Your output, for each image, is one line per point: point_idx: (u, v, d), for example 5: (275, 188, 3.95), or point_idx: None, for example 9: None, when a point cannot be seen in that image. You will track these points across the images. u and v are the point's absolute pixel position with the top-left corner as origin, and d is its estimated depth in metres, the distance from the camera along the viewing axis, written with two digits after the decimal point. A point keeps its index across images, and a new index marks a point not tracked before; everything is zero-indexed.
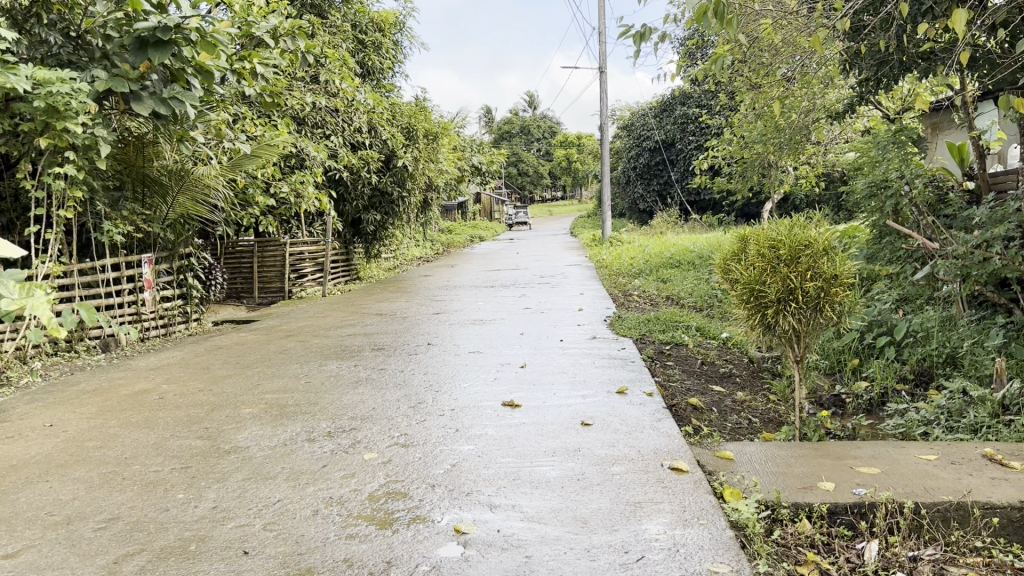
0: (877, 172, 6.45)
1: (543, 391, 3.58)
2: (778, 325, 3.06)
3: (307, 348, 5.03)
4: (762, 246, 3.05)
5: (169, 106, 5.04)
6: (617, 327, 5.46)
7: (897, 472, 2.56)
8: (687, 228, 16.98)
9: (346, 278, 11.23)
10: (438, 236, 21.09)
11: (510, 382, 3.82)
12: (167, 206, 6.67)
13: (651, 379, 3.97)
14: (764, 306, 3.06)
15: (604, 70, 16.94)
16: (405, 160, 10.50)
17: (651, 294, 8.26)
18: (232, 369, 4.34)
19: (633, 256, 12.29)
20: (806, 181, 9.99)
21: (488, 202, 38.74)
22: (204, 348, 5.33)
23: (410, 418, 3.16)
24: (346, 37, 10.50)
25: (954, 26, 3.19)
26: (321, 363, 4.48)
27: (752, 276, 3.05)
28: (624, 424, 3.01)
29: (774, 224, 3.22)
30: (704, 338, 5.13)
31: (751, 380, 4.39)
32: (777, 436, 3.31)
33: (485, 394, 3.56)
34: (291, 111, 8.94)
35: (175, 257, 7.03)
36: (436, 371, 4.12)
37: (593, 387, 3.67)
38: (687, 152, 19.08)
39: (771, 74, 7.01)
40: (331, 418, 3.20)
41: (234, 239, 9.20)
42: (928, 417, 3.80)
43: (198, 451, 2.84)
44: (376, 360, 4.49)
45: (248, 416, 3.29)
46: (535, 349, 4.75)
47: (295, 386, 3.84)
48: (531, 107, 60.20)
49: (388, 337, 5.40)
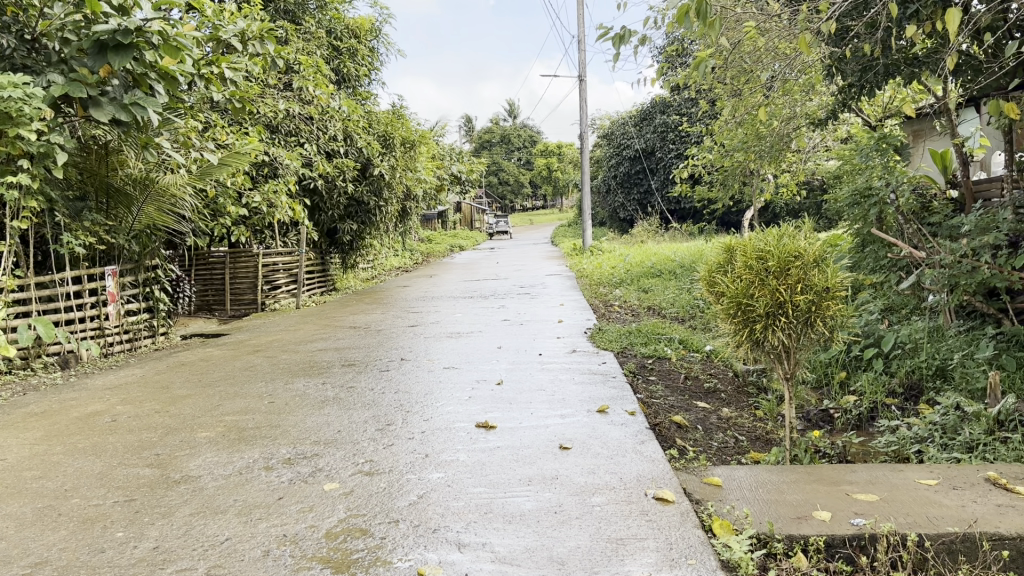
0: (860, 180, 6.33)
1: (520, 411, 3.39)
2: (767, 340, 2.89)
3: (274, 365, 4.82)
4: (749, 257, 2.88)
5: (131, 113, 4.83)
6: (598, 340, 5.29)
7: (898, 500, 2.39)
8: (668, 237, 16.87)
9: (322, 288, 11.02)
10: (418, 246, 20.91)
11: (485, 400, 3.63)
12: (133, 216, 6.49)
13: (633, 396, 3.79)
14: (752, 321, 2.88)
15: (583, 78, 16.82)
16: (381, 169, 10.30)
17: (632, 304, 8.11)
18: (193, 388, 4.13)
19: (613, 265, 12.14)
20: (787, 189, 9.89)
21: (468, 210, 38.57)
22: (167, 365, 5.10)
23: (377, 442, 2.96)
24: (321, 44, 10.30)
25: (948, 25, 3.04)
26: (288, 381, 4.27)
27: (740, 289, 2.87)
28: (605, 447, 2.83)
29: (761, 233, 3.05)
30: (687, 351, 4.96)
31: (736, 396, 4.24)
32: (767, 457, 3.15)
33: (459, 414, 3.36)
34: (264, 118, 8.74)
35: (141, 269, 6.80)
36: (408, 389, 3.92)
37: (573, 405, 3.49)
38: (668, 161, 19.00)
39: (753, 80, 6.88)
40: (293, 443, 3.00)
41: (206, 250, 8.97)
42: (920, 435, 3.65)
43: (146, 481, 2.63)
44: (345, 377, 4.29)
45: (204, 441, 3.09)
46: (513, 363, 4.56)
47: (258, 407, 3.63)
48: (511, 117, 60.14)
49: (360, 352, 5.20)
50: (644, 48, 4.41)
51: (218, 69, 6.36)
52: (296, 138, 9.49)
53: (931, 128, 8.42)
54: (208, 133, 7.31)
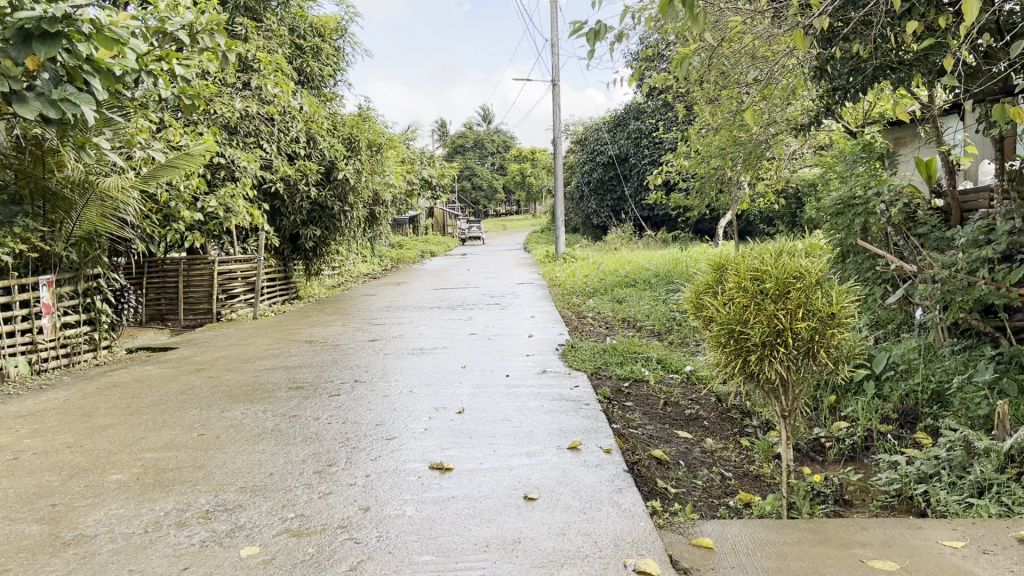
0: (844, 188, 6.01)
1: (481, 448, 2.99)
2: (762, 374, 2.50)
3: (215, 387, 4.38)
4: (741, 279, 2.51)
5: (59, 110, 4.23)
6: (570, 359, 4.91)
7: (922, 569, 2.02)
8: (643, 245, 16.59)
9: (285, 296, 10.58)
10: (388, 251, 20.50)
11: (443, 433, 3.22)
12: (72, 221, 6.00)
13: (608, 427, 3.41)
14: (744, 352, 2.50)
15: (556, 83, 16.50)
16: (346, 172, 9.87)
17: (606, 315, 7.77)
18: (119, 416, 3.68)
19: (587, 274, 11.80)
20: (764, 197, 9.60)
21: (440, 216, 38.06)
22: (99, 385, 4.64)
23: (312, 491, 2.55)
24: (282, 41, 9.85)
25: (965, 17, 2.67)
26: (225, 408, 3.84)
27: (732, 315, 2.49)
28: (577, 497, 2.44)
29: (755, 250, 2.68)
30: (666, 372, 4.59)
31: (720, 425, 3.87)
32: (760, 504, 2.78)
33: (412, 452, 2.96)
34: (219, 118, 8.28)
35: (81, 279, 6.26)
36: (358, 420, 3.51)
37: (541, 440, 3.09)
38: (641, 167, 18.70)
39: (732, 82, 6.54)
40: (215, 490, 2.58)
41: (158, 257, 8.50)
42: (925, 472, 3.29)
43: (30, 543, 2.20)
44: (290, 404, 3.87)
45: (112, 487, 2.65)
46: (477, 387, 4.15)
47: (184, 441, 3.20)
48: (485, 122, 59.70)
49: (311, 372, 4.77)
50: (621, 44, 4.03)
51: (166, 64, 5.90)
52: (255, 139, 9.04)
53: (914, 136, 8.14)
54: (157, 134, 6.85)
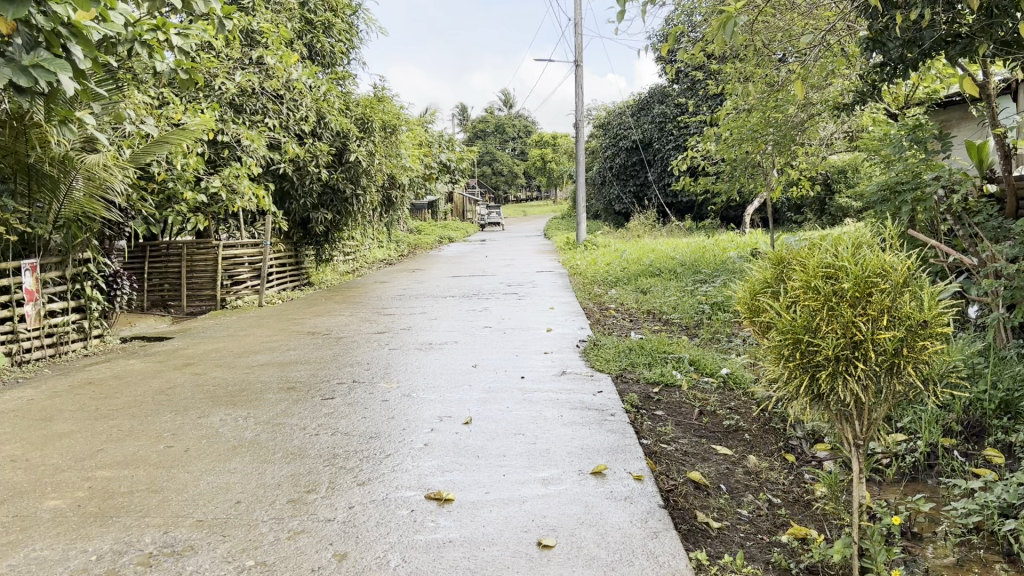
0: (891, 173, 5.51)
1: (487, 471, 2.53)
2: (832, 394, 2.03)
3: (199, 387, 3.94)
4: (809, 280, 2.02)
5: (30, 78, 3.36)
6: (593, 359, 4.44)
7: None
8: (666, 233, 16.07)
9: (295, 282, 10.19)
10: (406, 236, 20.10)
11: (445, 451, 2.77)
12: (58, 203, 5.55)
13: (637, 444, 2.94)
14: (810, 369, 2.02)
15: (579, 64, 15.97)
16: (358, 153, 9.41)
17: (630, 307, 7.29)
18: (82, 421, 3.25)
19: (609, 262, 11.30)
20: (799, 184, 9.05)
21: (461, 202, 37.66)
22: (75, 381, 4.23)
23: (282, 529, 2.11)
24: (291, 16, 9.39)
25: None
26: (204, 412, 3.41)
27: (798, 323, 2.01)
28: (603, 544, 1.98)
29: (825, 240, 2.20)
30: (700, 376, 4.11)
31: (764, 438, 3.39)
32: (823, 546, 2.30)
33: (407, 475, 2.51)
34: (222, 94, 7.85)
35: (69, 263, 5.84)
36: (349, 431, 3.07)
37: (560, 463, 2.62)
38: (665, 152, 18.10)
39: (772, 58, 6.01)
40: (168, 525, 2.14)
41: (160, 241, 8.11)
42: (1010, 502, 2.73)
43: None
44: (277, 409, 3.43)
45: (48, 517, 2.22)
46: (488, 392, 3.69)
47: (147, 455, 2.77)
48: (506, 106, 58.95)
49: (305, 369, 4.34)
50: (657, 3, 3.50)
51: (162, 34, 5.38)
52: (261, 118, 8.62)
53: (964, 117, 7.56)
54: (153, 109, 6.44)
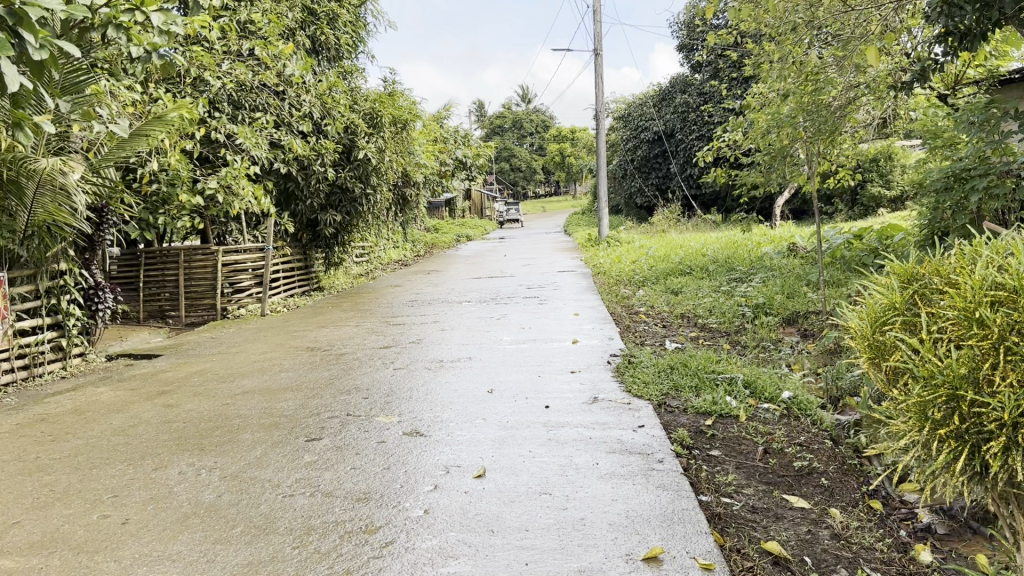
0: (955, 160, 4.85)
1: (505, 558, 1.92)
2: (1004, 475, 1.38)
3: (166, 425, 3.34)
4: (970, 312, 1.39)
5: None
6: (630, 381, 3.80)
7: None
8: (691, 227, 15.41)
9: (304, 286, 9.63)
10: (425, 236, 19.58)
11: (450, 523, 2.15)
12: (25, 211, 4.94)
13: (694, 506, 2.30)
14: (972, 437, 1.37)
15: (598, 54, 15.29)
16: (366, 150, 8.79)
17: (661, 310, 6.65)
18: (10, 479, 2.66)
19: (635, 259, 10.62)
20: (840, 172, 8.34)
21: (480, 200, 37.08)
22: (29, 417, 3.65)
23: None
24: (291, 6, 8.78)
25: None
26: (163, 461, 2.82)
27: (955, 372, 1.37)
28: None
29: (981, 247, 1.55)
30: (758, 402, 3.45)
31: (844, 482, 2.69)
32: None
33: (398, 566, 1.90)
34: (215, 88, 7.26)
35: (42, 276, 5.29)
36: (333, 489, 2.46)
37: (600, 542, 2.00)
38: (687, 143, 17.37)
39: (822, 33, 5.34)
40: None
41: (153, 248, 7.55)
42: None
43: None
44: (251, 456, 2.83)
45: None
46: (505, 431, 3.06)
47: (74, 533, 2.17)
48: (523, 102, 58.43)
49: (294, 399, 3.73)
50: None
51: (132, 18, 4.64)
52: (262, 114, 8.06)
53: None
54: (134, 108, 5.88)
